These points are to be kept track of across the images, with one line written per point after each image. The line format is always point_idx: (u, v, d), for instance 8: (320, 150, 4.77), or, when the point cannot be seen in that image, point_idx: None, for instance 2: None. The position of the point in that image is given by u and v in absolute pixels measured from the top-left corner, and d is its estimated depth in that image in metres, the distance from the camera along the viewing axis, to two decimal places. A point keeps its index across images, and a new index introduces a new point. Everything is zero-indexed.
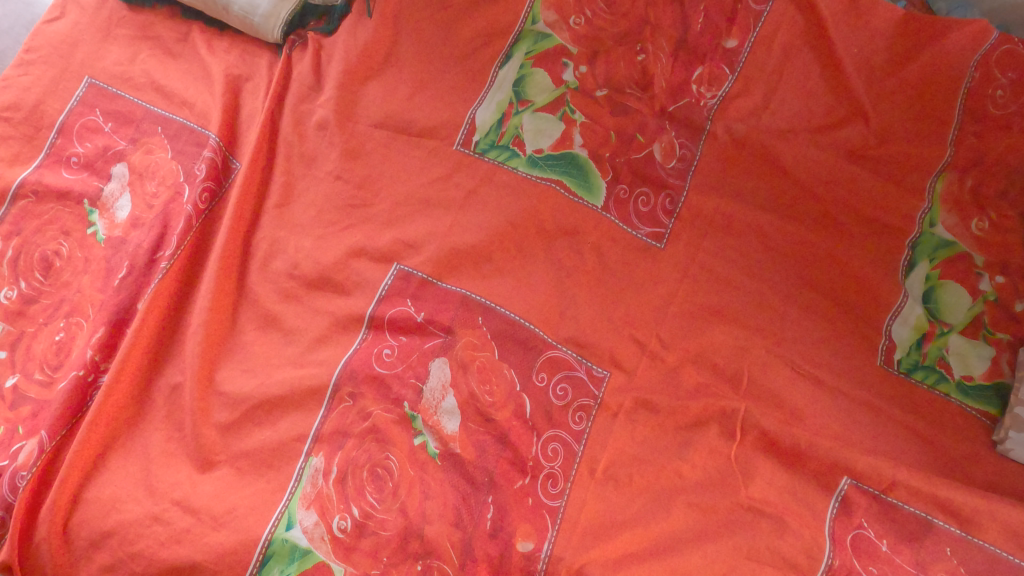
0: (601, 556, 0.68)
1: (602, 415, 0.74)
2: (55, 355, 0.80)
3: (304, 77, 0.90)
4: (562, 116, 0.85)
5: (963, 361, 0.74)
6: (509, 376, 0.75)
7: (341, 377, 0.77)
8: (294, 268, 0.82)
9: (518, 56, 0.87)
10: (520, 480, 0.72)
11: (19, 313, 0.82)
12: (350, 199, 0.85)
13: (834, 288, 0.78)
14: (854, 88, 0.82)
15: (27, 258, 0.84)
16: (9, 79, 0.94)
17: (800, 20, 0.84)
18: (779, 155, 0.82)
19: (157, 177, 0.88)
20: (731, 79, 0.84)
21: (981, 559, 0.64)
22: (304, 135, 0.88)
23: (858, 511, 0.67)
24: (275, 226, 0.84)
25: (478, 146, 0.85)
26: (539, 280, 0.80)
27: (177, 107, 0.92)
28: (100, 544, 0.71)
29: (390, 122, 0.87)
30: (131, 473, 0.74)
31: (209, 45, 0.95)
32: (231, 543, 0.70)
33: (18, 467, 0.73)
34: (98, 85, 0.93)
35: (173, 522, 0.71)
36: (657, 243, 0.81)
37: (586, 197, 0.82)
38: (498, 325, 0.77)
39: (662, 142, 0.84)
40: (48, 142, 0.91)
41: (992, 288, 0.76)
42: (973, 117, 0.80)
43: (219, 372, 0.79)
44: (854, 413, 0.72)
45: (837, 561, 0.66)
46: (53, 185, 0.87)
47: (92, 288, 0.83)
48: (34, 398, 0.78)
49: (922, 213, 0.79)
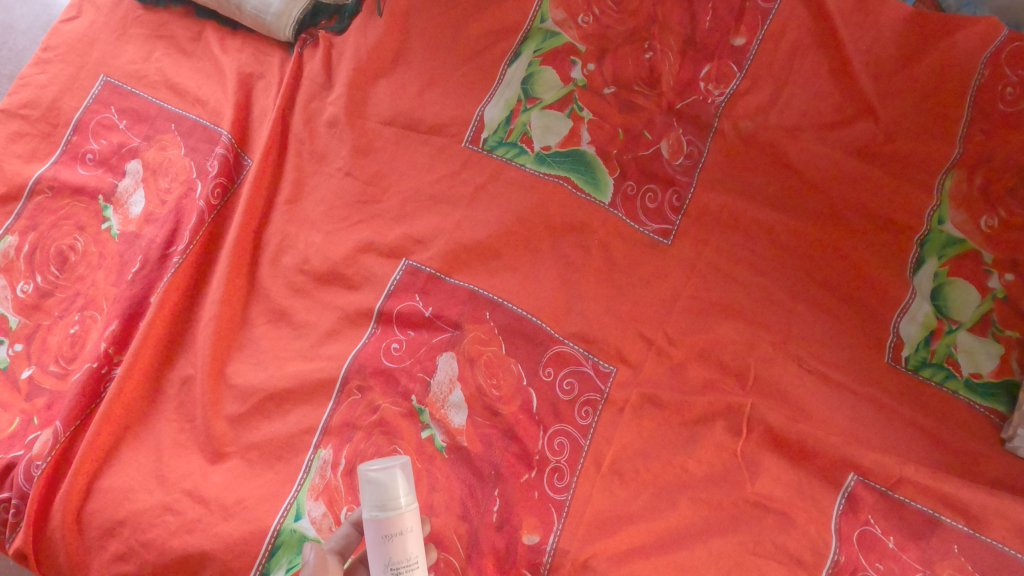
0: (608, 549, 0.68)
1: (609, 410, 0.74)
2: (70, 347, 0.81)
3: (315, 76, 0.92)
4: (571, 113, 0.85)
5: (972, 359, 0.74)
6: (516, 370, 0.76)
7: (351, 370, 0.77)
8: (304, 263, 0.83)
9: (527, 54, 0.87)
10: (526, 473, 0.72)
11: (35, 306, 0.83)
12: (360, 195, 0.86)
13: (843, 285, 0.78)
14: (863, 84, 0.82)
15: (43, 252, 0.86)
16: (27, 77, 0.95)
17: (809, 19, 0.84)
18: (787, 152, 0.82)
19: (170, 173, 0.89)
20: (740, 77, 0.84)
21: (988, 556, 0.64)
22: (315, 132, 0.89)
23: (864, 507, 0.68)
24: (286, 221, 0.86)
25: (486, 143, 0.85)
26: (547, 275, 0.80)
27: (190, 105, 0.93)
28: (112, 533, 0.72)
29: (400, 119, 0.88)
30: (144, 464, 0.75)
31: (223, 45, 0.97)
32: (241, 533, 0.71)
33: (34, 457, 0.75)
34: (113, 83, 0.95)
35: (184, 512, 0.72)
36: (663, 239, 0.81)
37: (594, 194, 0.83)
38: (505, 320, 0.78)
39: (670, 139, 0.84)
40: (64, 140, 0.92)
41: (1002, 286, 0.75)
42: (983, 114, 0.78)
43: (230, 365, 0.80)
44: (861, 410, 0.73)
45: (843, 557, 0.66)
46: (69, 181, 0.89)
47: (107, 282, 0.84)
48: (48, 390, 0.79)
49: (931, 211, 0.79)
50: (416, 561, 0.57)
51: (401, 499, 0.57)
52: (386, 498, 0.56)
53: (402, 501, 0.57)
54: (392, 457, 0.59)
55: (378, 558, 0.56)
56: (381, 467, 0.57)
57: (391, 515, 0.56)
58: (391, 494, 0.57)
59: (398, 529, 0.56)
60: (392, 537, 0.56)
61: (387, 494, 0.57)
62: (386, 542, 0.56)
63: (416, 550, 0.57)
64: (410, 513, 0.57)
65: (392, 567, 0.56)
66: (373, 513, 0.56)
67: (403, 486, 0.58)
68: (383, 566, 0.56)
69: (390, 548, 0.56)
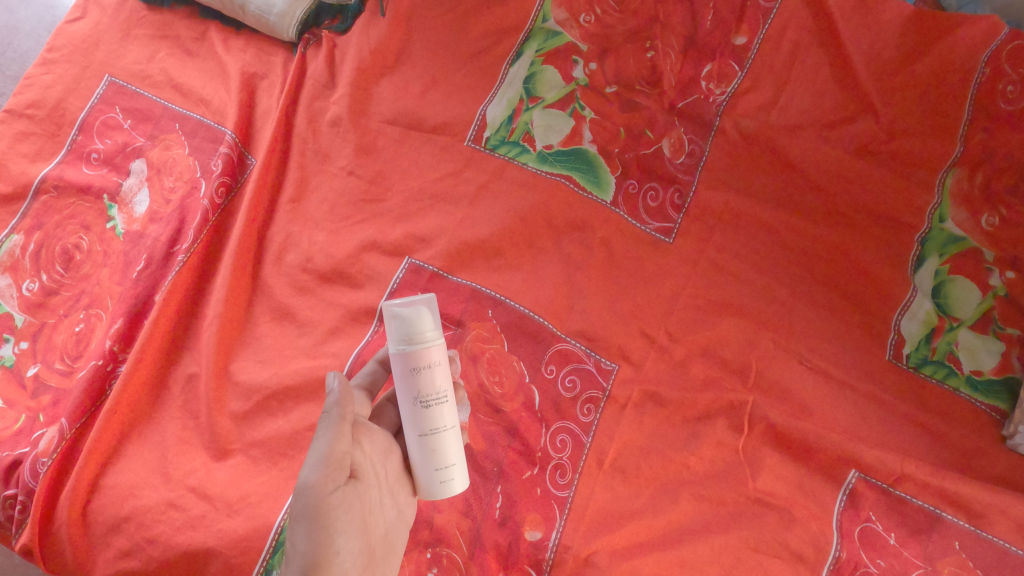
0: (610, 546, 0.69)
1: (611, 408, 0.74)
2: (75, 345, 0.82)
3: (318, 75, 0.92)
4: (572, 112, 0.85)
5: (972, 356, 0.74)
6: (519, 368, 0.77)
7: (354, 367, 0.78)
8: (307, 261, 0.84)
9: (529, 54, 0.87)
10: (528, 470, 0.73)
11: (40, 304, 0.84)
12: (363, 194, 0.86)
13: (844, 282, 0.79)
14: (864, 83, 0.82)
15: (48, 251, 0.86)
16: (32, 78, 0.96)
17: (809, 18, 0.84)
18: (788, 151, 0.82)
19: (174, 172, 0.90)
20: (741, 76, 0.85)
21: (989, 553, 0.64)
22: (318, 131, 0.90)
23: (866, 504, 0.68)
24: (289, 220, 0.86)
25: (488, 142, 0.86)
26: (549, 273, 0.81)
27: (194, 105, 0.94)
28: (116, 530, 0.72)
29: (402, 118, 0.88)
30: (149, 460, 0.75)
31: (226, 45, 0.98)
32: (245, 529, 0.71)
33: (39, 454, 0.76)
34: (118, 83, 0.95)
35: (188, 508, 0.72)
36: (665, 237, 0.82)
37: (595, 192, 0.83)
38: (507, 318, 0.79)
39: (671, 138, 0.85)
40: (69, 139, 0.93)
41: (1002, 283, 0.76)
42: (983, 112, 0.79)
43: (233, 363, 0.80)
44: (862, 407, 0.73)
45: (844, 554, 0.67)
46: (74, 180, 0.89)
47: (111, 281, 0.85)
48: (54, 387, 0.80)
49: (932, 209, 0.79)
50: (444, 393, 0.60)
51: (428, 333, 0.60)
52: (413, 331, 0.59)
53: (429, 335, 0.60)
54: (416, 297, 0.62)
55: (407, 391, 0.59)
56: (406, 303, 0.60)
57: (418, 348, 0.59)
58: (417, 328, 0.59)
59: (425, 362, 0.59)
60: (420, 370, 0.59)
61: (412, 328, 0.59)
62: (414, 374, 0.59)
63: (444, 383, 0.60)
64: (437, 348, 0.60)
65: (421, 399, 0.59)
66: (400, 347, 0.59)
67: (428, 321, 0.60)
68: (412, 398, 0.59)
69: (418, 381, 0.59)
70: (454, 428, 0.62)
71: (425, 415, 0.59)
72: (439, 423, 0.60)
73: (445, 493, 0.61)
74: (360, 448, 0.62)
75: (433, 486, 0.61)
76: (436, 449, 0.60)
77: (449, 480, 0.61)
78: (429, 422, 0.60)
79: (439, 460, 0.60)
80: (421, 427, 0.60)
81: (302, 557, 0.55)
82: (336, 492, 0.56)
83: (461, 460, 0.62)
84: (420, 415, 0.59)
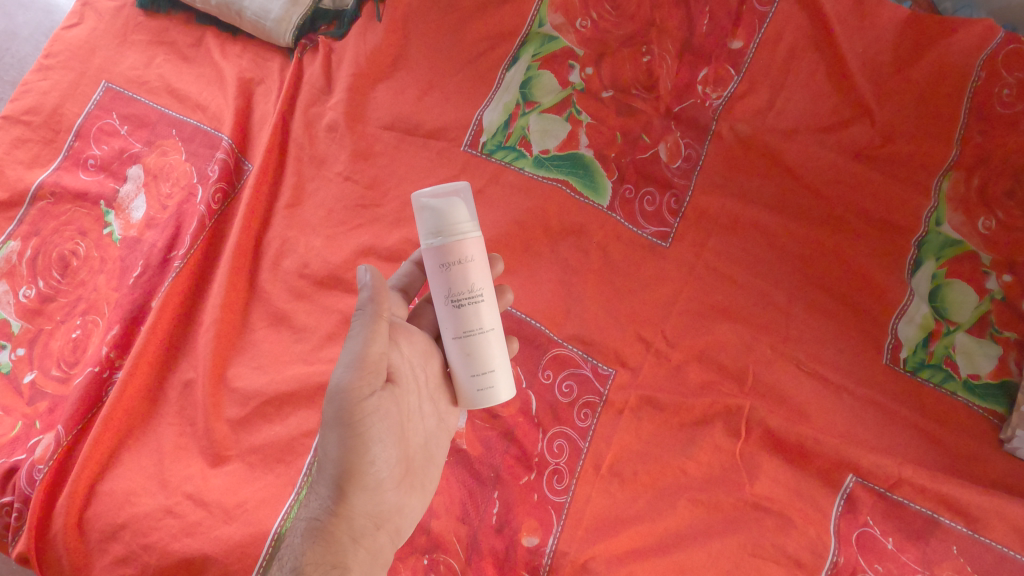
0: (608, 551, 0.68)
1: (608, 412, 0.74)
2: (72, 352, 0.82)
3: (315, 80, 0.92)
4: (568, 116, 0.85)
5: (970, 360, 0.74)
6: (516, 373, 0.77)
7: None
8: (304, 266, 0.84)
9: (525, 59, 0.88)
10: (525, 475, 0.73)
11: (37, 311, 0.83)
12: (359, 199, 0.86)
13: (841, 286, 0.79)
14: (860, 86, 0.82)
15: (45, 257, 0.86)
16: (30, 83, 0.96)
17: (806, 21, 0.84)
18: (785, 154, 0.83)
19: (171, 178, 0.90)
20: (737, 80, 0.85)
21: (988, 558, 0.64)
22: (314, 136, 0.90)
23: (863, 508, 0.68)
24: (286, 226, 0.86)
25: (485, 147, 0.86)
26: (546, 278, 0.81)
27: (191, 111, 0.94)
28: (113, 537, 0.72)
29: (399, 124, 0.88)
30: (145, 467, 0.75)
31: (223, 51, 0.98)
32: (242, 535, 0.71)
33: (35, 461, 0.75)
34: (114, 89, 0.95)
35: (185, 515, 0.72)
36: (662, 242, 0.82)
37: (592, 197, 0.83)
38: (505, 323, 0.79)
39: (668, 143, 0.85)
40: (66, 145, 0.93)
41: (999, 287, 0.75)
42: (980, 116, 0.78)
43: (230, 369, 0.80)
44: (860, 411, 0.73)
45: (842, 558, 0.66)
46: (71, 186, 0.89)
47: (108, 287, 0.85)
48: (51, 394, 0.80)
49: (927, 213, 0.79)
50: (480, 291, 0.59)
51: (462, 225, 0.59)
52: (445, 223, 0.58)
53: (464, 227, 0.59)
54: (448, 189, 0.61)
55: (441, 288, 0.59)
56: (437, 195, 0.59)
57: (451, 242, 0.58)
58: (450, 220, 0.58)
59: (459, 258, 0.58)
60: (453, 266, 0.58)
61: (444, 221, 0.58)
62: (447, 270, 0.58)
63: (479, 280, 0.59)
64: (472, 242, 0.59)
65: (455, 297, 0.59)
66: (431, 241, 0.59)
67: (463, 214, 0.59)
68: (445, 296, 0.59)
69: (452, 277, 0.58)
70: (493, 330, 0.61)
71: (460, 315, 0.59)
72: (475, 324, 0.60)
73: (486, 401, 0.62)
74: (398, 350, 0.62)
75: (473, 394, 0.61)
76: (474, 351, 0.60)
77: (489, 387, 0.61)
78: (465, 323, 0.59)
79: (478, 365, 0.61)
80: (457, 328, 0.60)
81: (335, 463, 0.58)
82: (371, 397, 0.57)
83: (502, 365, 0.62)
84: (455, 315, 0.59)
